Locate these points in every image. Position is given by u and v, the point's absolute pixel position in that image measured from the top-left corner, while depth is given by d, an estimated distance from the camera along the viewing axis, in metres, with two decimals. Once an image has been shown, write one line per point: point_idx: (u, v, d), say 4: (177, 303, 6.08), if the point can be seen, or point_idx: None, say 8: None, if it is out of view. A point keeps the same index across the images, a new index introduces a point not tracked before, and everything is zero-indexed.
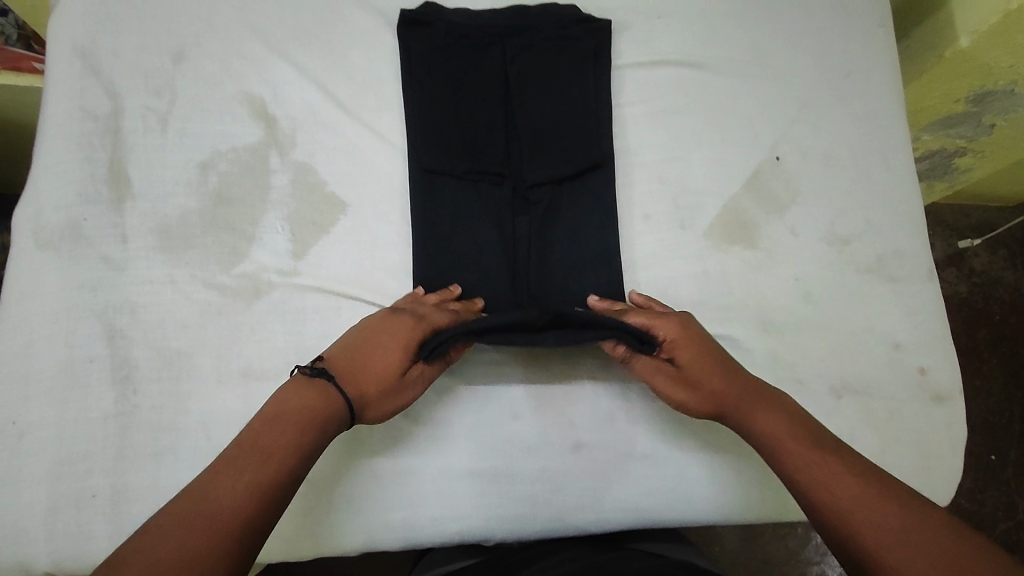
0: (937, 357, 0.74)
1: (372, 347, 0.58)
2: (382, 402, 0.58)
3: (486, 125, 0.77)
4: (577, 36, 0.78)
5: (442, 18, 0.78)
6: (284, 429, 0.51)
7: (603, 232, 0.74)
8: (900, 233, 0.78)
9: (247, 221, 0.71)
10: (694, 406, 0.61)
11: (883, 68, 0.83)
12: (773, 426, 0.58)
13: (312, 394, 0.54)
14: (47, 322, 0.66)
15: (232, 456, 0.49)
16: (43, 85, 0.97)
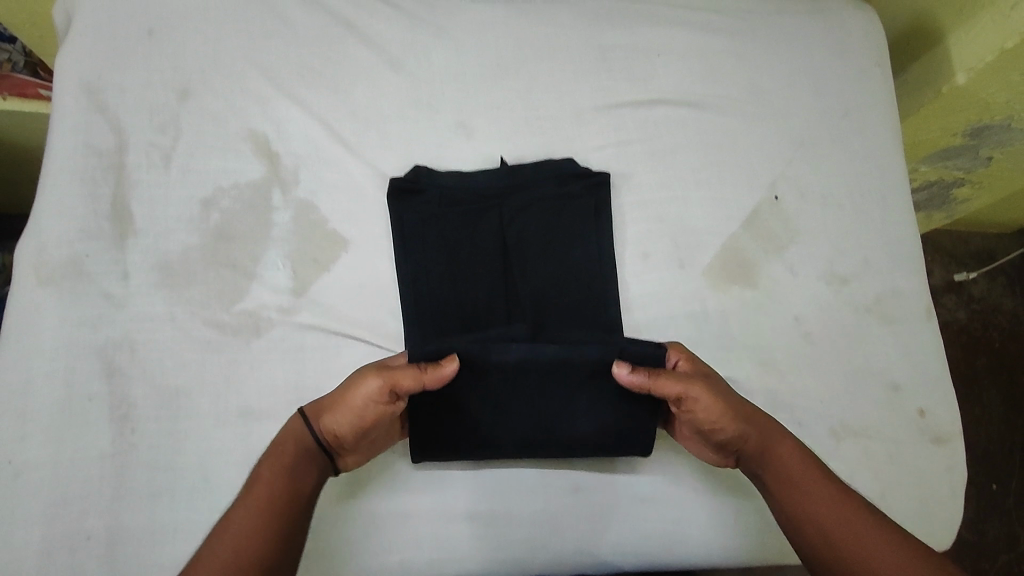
0: (936, 400, 0.74)
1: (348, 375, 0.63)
2: (337, 407, 0.58)
3: (488, 294, 0.73)
4: (580, 194, 0.76)
5: (433, 177, 0.76)
6: (277, 457, 0.56)
7: (601, 283, 0.74)
8: (898, 273, 0.78)
9: (249, 258, 0.72)
10: (720, 421, 0.60)
11: (879, 107, 0.84)
12: (794, 471, 0.59)
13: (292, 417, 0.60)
14: (46, 359, 0.66)
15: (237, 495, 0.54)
16: (50, 112, 0.98)
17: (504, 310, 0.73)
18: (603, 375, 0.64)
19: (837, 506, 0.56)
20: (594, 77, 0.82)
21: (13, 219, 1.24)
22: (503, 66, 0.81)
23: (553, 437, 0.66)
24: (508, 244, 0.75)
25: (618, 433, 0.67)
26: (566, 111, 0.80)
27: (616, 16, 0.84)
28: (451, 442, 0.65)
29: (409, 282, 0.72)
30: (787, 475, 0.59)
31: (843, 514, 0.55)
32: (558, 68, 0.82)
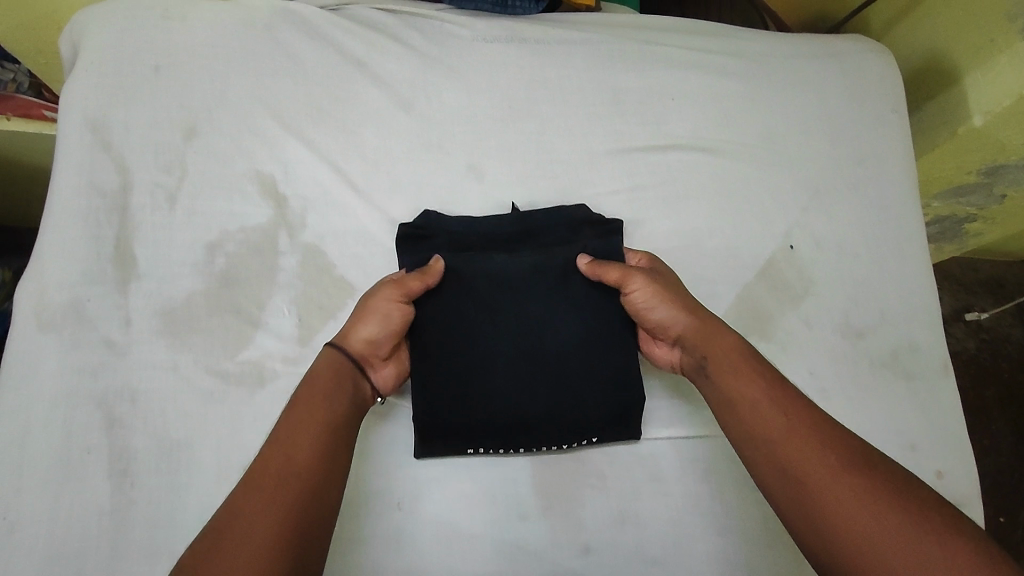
0: (953, 461, 0.73)
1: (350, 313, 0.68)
2: (357, 318, 0.63)
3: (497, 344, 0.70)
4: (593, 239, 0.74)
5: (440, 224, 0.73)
6: (318, 382, 0.57)
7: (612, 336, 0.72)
8: (916, 328, 0.77)
9: (254, 304, 0.70)
10: (659, 304, 0.66)
11: (894, 152, 0.83)
12: (734, 361, 0.60)
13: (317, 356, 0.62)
14: (45, 409, 0.65)
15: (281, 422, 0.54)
16: (54, 134, 0.97)
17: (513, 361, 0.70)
18: (599, 375, 0.69)
19: (776, 400, 0.55)
20: (607, 120, 0.81)
21: (13, 235, 1.22)
22: (515, 108, 0.80)
23: (557, 422, 0.68)
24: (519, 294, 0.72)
25: (615, 417, 0.70)
26: (578, 154, 0.79)
27: (629, 58, 0.83)
28: (456, 415, 0.67)
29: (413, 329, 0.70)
30: (724, 362, 0.60)
31: (779, 404, 0.55)
32: (570, 111, 0.81)
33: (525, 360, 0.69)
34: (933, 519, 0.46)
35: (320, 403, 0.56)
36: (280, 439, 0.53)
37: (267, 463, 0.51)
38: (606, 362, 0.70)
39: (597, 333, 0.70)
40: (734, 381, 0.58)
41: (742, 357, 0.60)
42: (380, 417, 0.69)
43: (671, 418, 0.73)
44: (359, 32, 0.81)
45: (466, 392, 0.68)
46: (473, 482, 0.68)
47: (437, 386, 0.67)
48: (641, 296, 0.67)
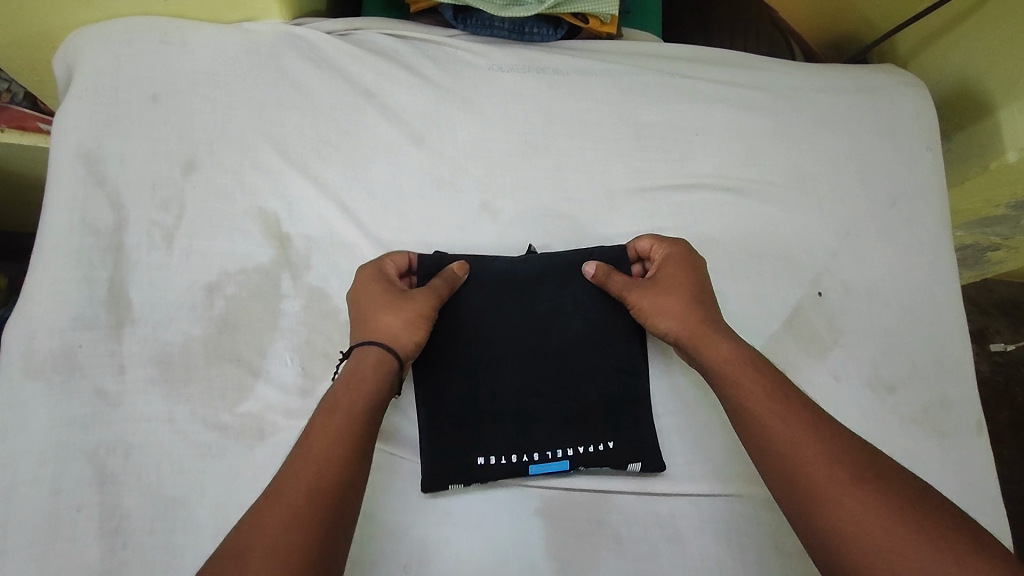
0: (988, 524, 0.69)
1: (363, 298, 0.63)
2: (406, 323, 0.62)
3: (508, 371, 0.67)
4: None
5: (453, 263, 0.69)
6: (356, 389, 0.56)
7: (627, 375, 0.69)
8: (947, 381, 0.73)
9: (254, 349, 0.67)
10: (662, 311, 0.65)
11: (928, 193, 0.79)
12: (735, 371, 0.59)
13: (362, 359, 0.59)
14: (32, 464, 0.61)
15: (312, 425, 0.54)
16: (48, 146, 0.93)
17: (525, 389, 0.67)
18: (608, 415, 0.68)
19: (780, 412, 0.55)
20: (626, 156, 0.77)
21: (9, 244, 1.18)
22: (531, 143, 0.77)
23: (570, 439, 0.66)
24: (533, 325, 0.69)
25: (627, 436, 0.67)
26: (597, 192, 0.76)
27: (651, 91, 0.80)
28: (462, 424, 0.66)
29: (426, 371, 0.66)
30: (725, 373, 0.59)
31: (784, 415, 0.55)
32: (588, 145, 0.77)
33: (534, 365, 0.68)
34: (948, 536, 0.46)
35: (352, 412, 0.55)
36: (307, 448, 0.52)
37: (293, 471, 0.51)
38: (615, 380, 0.69)
39: (606, 348, 0.70)
40: (736, 393, 0.58)
41: (743, 367, 0.59)
42: (384, 471, 0.65)
43: (693, 474, 0.69)
44: (369, 60, 0.77)
45: (472, 398, 0.66)
46: (478, 540, 0.63)
47: (444, 392, 0.66)
48: (644, 304, 0.66)
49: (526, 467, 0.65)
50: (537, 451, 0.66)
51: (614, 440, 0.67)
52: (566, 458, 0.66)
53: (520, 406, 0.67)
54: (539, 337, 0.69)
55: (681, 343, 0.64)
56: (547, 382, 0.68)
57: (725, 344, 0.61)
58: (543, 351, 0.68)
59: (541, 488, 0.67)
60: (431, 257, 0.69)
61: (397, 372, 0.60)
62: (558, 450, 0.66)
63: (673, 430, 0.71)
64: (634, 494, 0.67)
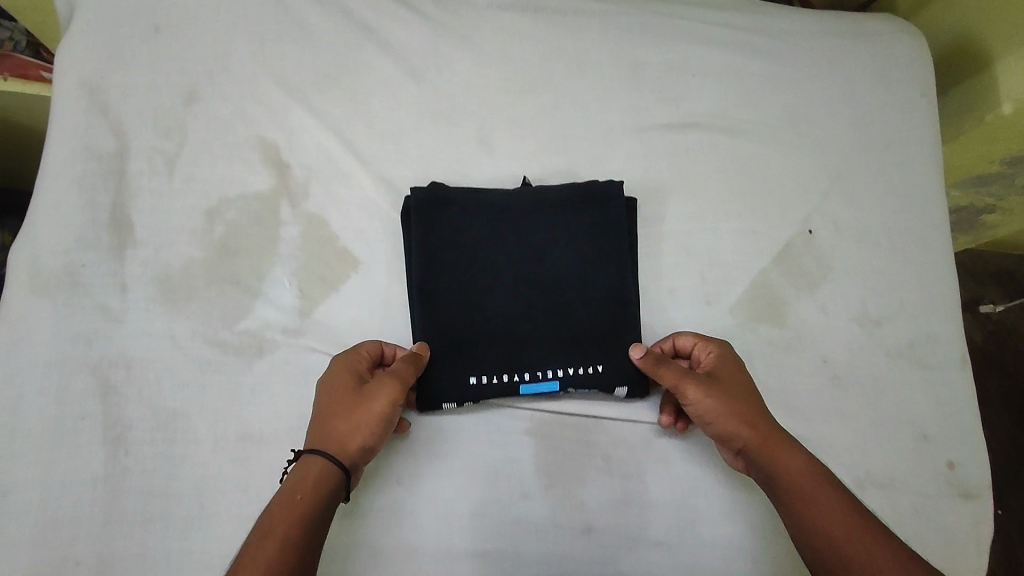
0: (965, 452, 0.71)
1: (323, 397, 0.61)
2: (358, 425, 0.58)
3: (499, 296, 0.68)
4: (598, 204, 0.71)
5: (453, 194, 0.70)
6: (292, 506, 0.53)
7: (618, 301, 0.69)
8: (935, 318, 0.75)
9: (253, 273, 0.68)
10: (729, 416, 0.61)
11: (921, 138, 0.80)
12: (810, 488, 0.57)
13: (305, 468, 0.56)
14: (37, 375, 0.63)
15: (246, 552, 0.52)
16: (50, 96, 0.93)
17: (515, 314, 0.68)
18: (599, 338, 0.68)
19: (860, 535, 0.53)
20: (623, 95, 0.78)
21: (15, 194, 1.19)
22: (529, 81, 0.77)
23: (561, 360, 0.67)
24: (524, 255, 0.69)
25: (617, 361, 0.68)
26: (593, 130, 0.77)
27: (649, 32, 0.80)
28: (455, 345, 0.66)
29: (423, 293, 0.67)
30: (800, 491, 0.57)
31: (862, 540, 0.53)
32: (585, 84, 0.78)
33: (528, 293, 0.68)
34: None
35: (284, 540, 0.52)
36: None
37: None
38: (607, 306, 0.68)
39: (599, 275, 0.69)
40: (812, 509, 0.56)
41: (817, 483, 0.57)
42: None
43: None
44: None
45: (467, 321, 0.67)
46: (469, 457, 0.66)
47: (440, 315, 0.67)
48: (708, 405, 0.62)
49: (517, 386, 0.66)
50: (528, 371, 0.67)
51: (603, 363, 0.68)
52: (556, 379, 0.67)
53: (511, 330, 0.67)
54: (533, 263, 0.69)
55: (751, 451, 0.60)
56: (537, 308, 0.68)
57: (796, 459, 0.59)
58: (533, 279, 0.69)
59: (532, 411, 0.69)
60: (425, 188, 0.70)
61: (343, 480, 0.57)
62: (548, 371, 0.67)
63: None
64: (621, 416, 0.70)
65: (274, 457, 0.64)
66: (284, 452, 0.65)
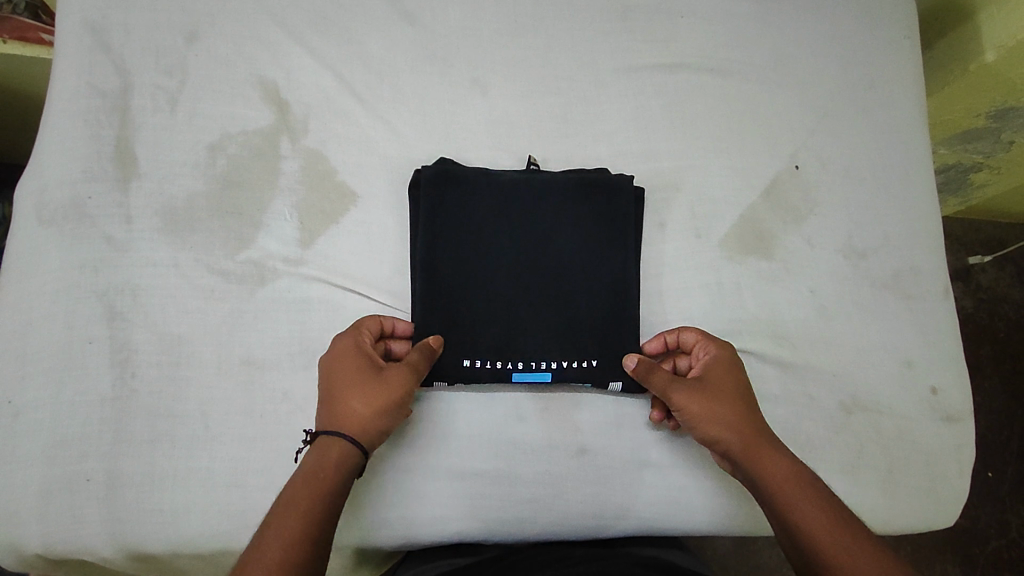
0: (949, 378, 0.74)
1: (334, 377, 0.61)
2: (374, 410, 0.59)
3: (499, 281, 0.69)
4: (607, 194, 0.71)
5: (464, 172, 0.71)
6: (316, 482, 0.55)
7: (615, 301, 0.70)
8: (917, 252, 0.77)
9: (254, 206, 0.70)
10: (713, 419, 0.62)
11: (905, 80, 0.82)
12: (796, 495, 0.58)
13: (326, 450, 0.57)
14: (46, 301, 0.65)
15: (267, 529, 0.52)
16: (49, 58, 0.93)
17: (512, 304, 0.69)
18: (593, 319, 0.69)
19: (844, 536, 0.54)
20: (613, 37, 0.80)
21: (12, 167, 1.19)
22: (522, 23, 0.79)
23: (555, 349, 0.68)
24: (524, 253, 0.70)
25: (610, 349, 0.69)
26: (586, 70, 0.78)
27: None
28: (454, 326, 0.68)
29: (426, 273, 0.68)
30: (783, 493, 0.58)
31: (843, 540, 0.54)
32: (577, 26, 0.80)
33: (529, 287, 0.69)
34: None
35: (309, 510, 0.54)
36: (264, 544, 0.51)
37: (259, 555, 0.50)
38: (605, 301, 0.70)
39: (599, 270, 0.70)
40: (799, 515, 0.56)
41: (804, 489, 0.58)
42: None
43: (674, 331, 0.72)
44: None
45: (467, 303, 0.68)
46: (470, 391, 0.68)
47: (442, 296, 0.68)
48: (692, 408, 0.62)
49: (510, 373, 0.68)
50: (522, 360, 0.68)
51: (597, 358, 0.69)
52: (548, 370, 0.68)
53: (506, 322, 0.68)
54: (536, 250, 0.70)
55: (735, 453, 0.61)
56: (534, 302, 0.69)
57: (779, 463, 0.60)
58: (531, 277, 0.69)
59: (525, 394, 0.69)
60: (433, 166, 0.71)
61: (363, 459, 0.58)
62: (542, 362, 0.68)
63: (657, 294, 0.72)
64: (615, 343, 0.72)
65: (277, 382, 0.66)
66: (286, 377, 0.66)
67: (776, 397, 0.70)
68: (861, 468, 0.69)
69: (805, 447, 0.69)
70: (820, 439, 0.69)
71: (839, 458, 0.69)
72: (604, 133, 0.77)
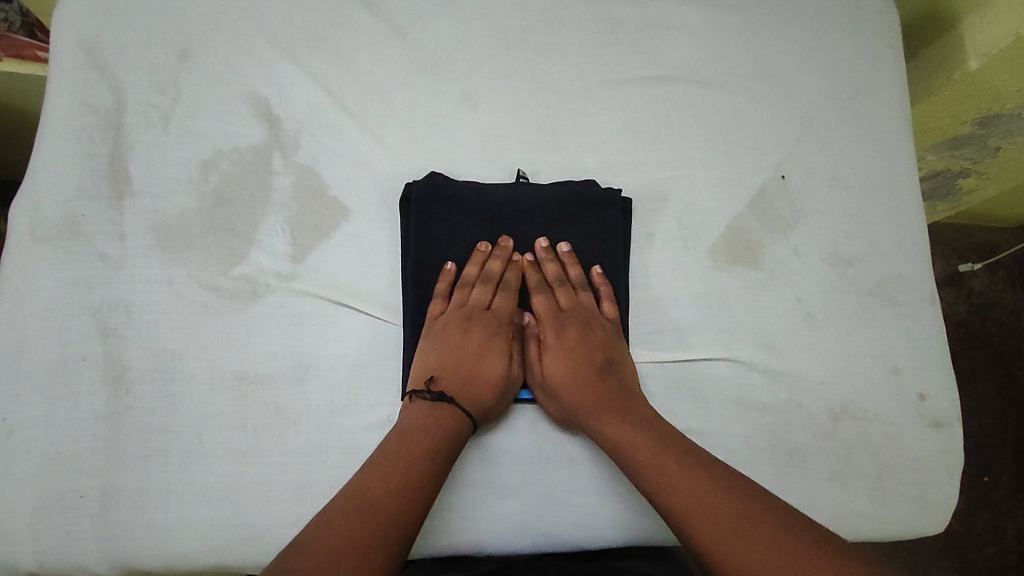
0: (936, 385, 0.74)
1: (481, 363, 0.67)
2: (499, 407, 0.67)
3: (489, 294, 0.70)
4: (593, 206, 0.72)
5: (452, 187, 0.71)
6: (456, 423, 0.63)
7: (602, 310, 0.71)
8: (903, 258, 0.78)
9: (247, 222, 0.71)
10: (560, 391, 0.67)
11: (889, 89, 0.83)
12: (633, 447, 0.61)
13: (463, 424, 0.63)
14: (41, 319, 0.66)
15: (416, 432, 0.62)
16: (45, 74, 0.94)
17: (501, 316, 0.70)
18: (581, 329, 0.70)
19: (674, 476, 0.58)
20: (601, 51, 0.81)
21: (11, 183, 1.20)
22: (510, 37, 0.80)
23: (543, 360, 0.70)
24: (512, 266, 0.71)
25: None
26: (575, 83, 0.80)
27: None
28: None
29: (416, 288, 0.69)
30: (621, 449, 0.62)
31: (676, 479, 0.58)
32: (565, 40, 0.81)
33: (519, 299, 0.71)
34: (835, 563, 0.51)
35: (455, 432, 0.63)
36: (418, 442, 0.61)
37: (406, 451, 0.60)
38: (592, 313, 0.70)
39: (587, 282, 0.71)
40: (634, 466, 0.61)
41: (641, 438, 0.61)
42: (369, 333, 0.70)
43: (666, 340, 0.72)
44: None
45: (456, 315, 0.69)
46: None
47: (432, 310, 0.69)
48: (540, 393, 0.68)
49: None
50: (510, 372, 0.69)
51: None
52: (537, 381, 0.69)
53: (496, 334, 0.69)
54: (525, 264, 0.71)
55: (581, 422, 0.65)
56: None
57: (626, 422, 0.63)
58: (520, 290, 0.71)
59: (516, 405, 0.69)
60: (421, 182, 0.72)
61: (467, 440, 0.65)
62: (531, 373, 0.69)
63: (646, 303, 0.73)
64: None
65: (269, 396, 0.67)
66: (278, 391, 0.67)
67: (764, 405, 0.71)
68: (850, 475, 0.70)
69: (794, 455, 0.69)
70: (809, 448, 0.70)
71: (828, 467, 0.70)
72: (591, 145, 0.78)
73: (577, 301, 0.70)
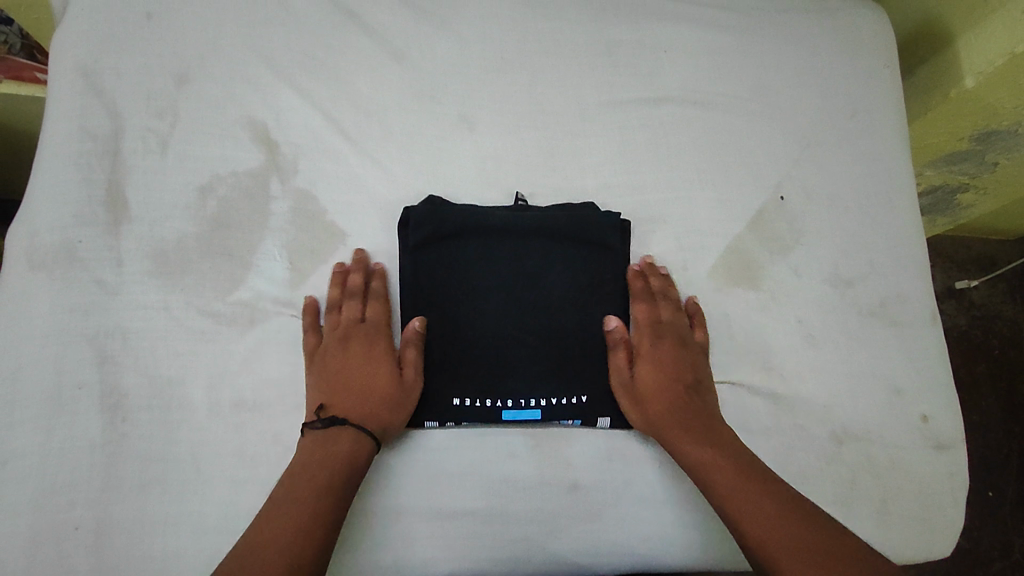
0: (938, 405, 0.74)
1: (358, 374, 0.66)
2: (396, 409, 0.65)
3: (489, 318, 0.69)
4: (592, 230, 0.72)
5: (453, 212, 0.71)
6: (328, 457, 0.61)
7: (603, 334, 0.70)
8: (902, 277, 0.78)
9: (244, 247, 0.71)
10: (650, 405, 0.67)
11: (885, 108, 0.84)
12: (713, 465, 0.63)
13: (351, 442, 0.63)
14: (36, 347, 0.65)
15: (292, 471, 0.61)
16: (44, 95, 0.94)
17: (502, 341, 0.69)
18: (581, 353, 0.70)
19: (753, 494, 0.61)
20: (597, 73, 0.81)
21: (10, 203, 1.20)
22: (507, 60, 0.80)
23: (543, 386, 0.68)
24: (512, 290, 0.70)
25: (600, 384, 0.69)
26: (572, 105, 0.80)
27: (621, 12, 0.84)
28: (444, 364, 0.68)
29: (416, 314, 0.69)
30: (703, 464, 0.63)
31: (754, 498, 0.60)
32: (561, 62, 0.81)
33: (519, 323, 0.69)
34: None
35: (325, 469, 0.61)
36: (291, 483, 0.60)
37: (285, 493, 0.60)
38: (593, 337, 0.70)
39: (587, 307, 0.71)
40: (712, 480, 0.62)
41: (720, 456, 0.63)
42: None
43: None
44: None
45: (456, 341, 0.69)
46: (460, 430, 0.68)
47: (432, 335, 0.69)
48: (629, 404, 0.68)
49: (499, 412, 0.68)
50: (510, 398, 0.68)
51: (586, 394, 0.69)
52: (538, 408, 0.68)
53: (496, 359, 0.68)
54: (526, 289, 0.70)
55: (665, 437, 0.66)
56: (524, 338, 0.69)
57: (709, 442, 0.65)
58: (521, 313, 0.69)
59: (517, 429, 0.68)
60: (421, 206, 0.71)
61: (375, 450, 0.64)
62: (531, 400, 0.68)
63: None
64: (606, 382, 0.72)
65: (267, 423, 0.66)
66: (276, 418, 0.67)
67: (766, 427, 0.70)
68: (854, 498, 0.69)
69: (797, 478, 0.69)
70: (813, 471, 0.69)
71: (832, 490, 0.69)
72: (589, 167, 0.78)
73: (671, 318, 0.71)
